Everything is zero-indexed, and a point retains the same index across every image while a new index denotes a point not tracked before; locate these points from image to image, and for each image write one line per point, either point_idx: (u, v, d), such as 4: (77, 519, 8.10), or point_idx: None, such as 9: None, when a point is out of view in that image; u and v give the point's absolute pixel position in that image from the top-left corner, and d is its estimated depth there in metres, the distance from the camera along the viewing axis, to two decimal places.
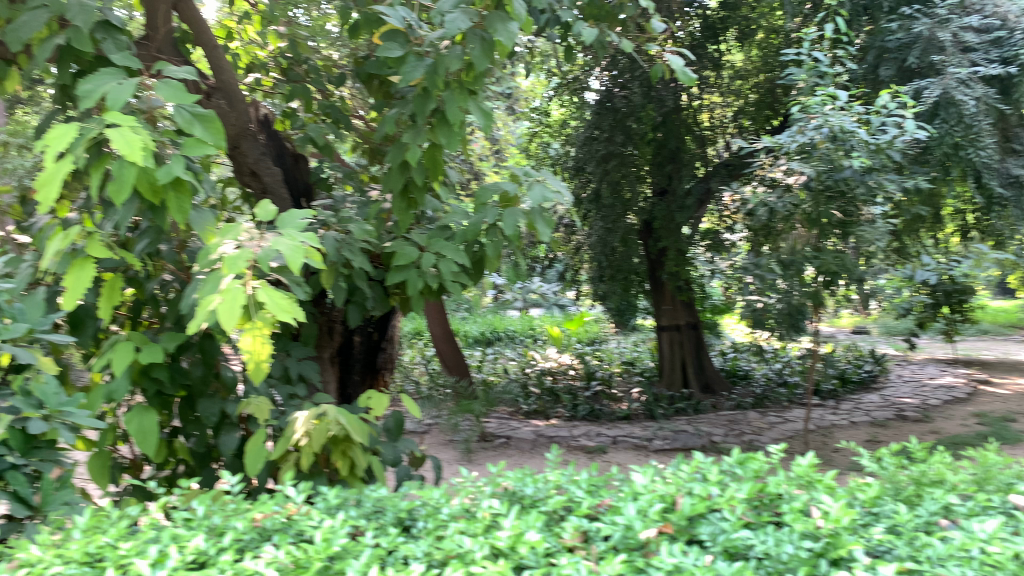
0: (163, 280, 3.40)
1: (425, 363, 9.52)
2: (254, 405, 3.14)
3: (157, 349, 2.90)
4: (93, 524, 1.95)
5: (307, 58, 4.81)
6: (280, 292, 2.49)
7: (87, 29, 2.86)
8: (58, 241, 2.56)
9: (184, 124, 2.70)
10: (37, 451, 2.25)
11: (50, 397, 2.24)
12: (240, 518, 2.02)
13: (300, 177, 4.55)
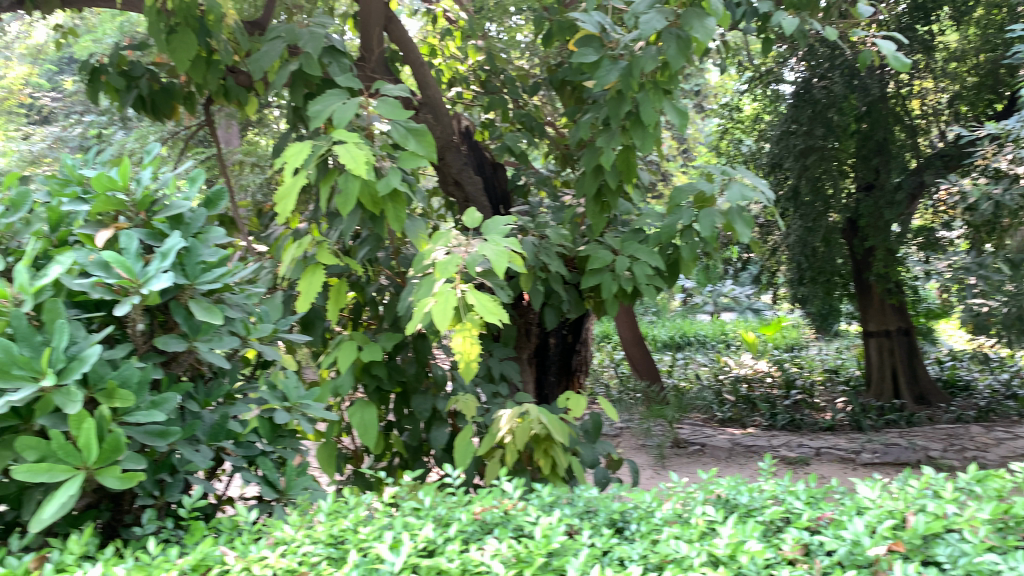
0: (380, 283, 3.64)
1: (615, 367, 9.51)
2: (461, 402, 3.27)
3: (377, 349, 3.10)
4: (335, 508, 2.11)
5: (504, 68, 4.96)
6: (487, 294, 2.54)
7: (316, 54, 3.12)
8: (294, 249, 2.80)
9: (400, 139, 2.87)
10: (282, 440, 2.47)
11: (291, 391, 2.44)
12: (463, 511, 2.11)
13: (498, 185, 4.70)
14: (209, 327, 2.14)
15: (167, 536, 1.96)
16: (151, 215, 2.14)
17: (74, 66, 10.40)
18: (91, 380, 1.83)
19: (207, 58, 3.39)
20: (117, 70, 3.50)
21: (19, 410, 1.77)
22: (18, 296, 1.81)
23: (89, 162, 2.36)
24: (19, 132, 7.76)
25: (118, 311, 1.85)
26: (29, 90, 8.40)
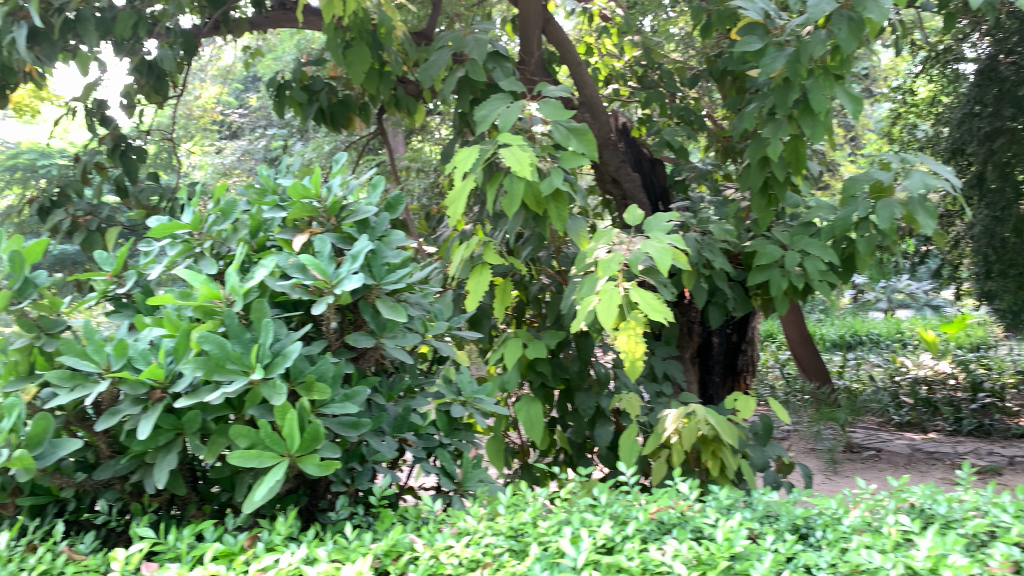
0: (542, 282, 3.67)
1: (779, 367, 9.14)
2: (625, 401, 3.24)
3: (541, 346, 3.14)
4: (514, 502, 2.16)
5: (661, 62, 4.86)
6: (651, 292, 2.50)
7: (481, 60, 3.20)
8: (462, 250, 2.87)
9: (562, 138, 2.88)
10: (458, 432, 2.54)
11: (465, 385, 2.50)
12: (639, 510, 2.10)
13: (657, 180, 4.62)
14: (394, 324, 2.24)
15: (359, 522, 2.07)
16: (341, 221, 2.27)
17: (258, 84, 11.27)
18: (293, 373, 1.96)
19: (380, 70, 3.54)
20: (300, 85, 3.75)
21: (231, 401, 1.88)
22: (229, 297, 1.95)
23: (282, 172, 2.53)
24: (212, 147, 8.51)
25: (314, 311, 1.97)
26: (221, 109, 9.20)
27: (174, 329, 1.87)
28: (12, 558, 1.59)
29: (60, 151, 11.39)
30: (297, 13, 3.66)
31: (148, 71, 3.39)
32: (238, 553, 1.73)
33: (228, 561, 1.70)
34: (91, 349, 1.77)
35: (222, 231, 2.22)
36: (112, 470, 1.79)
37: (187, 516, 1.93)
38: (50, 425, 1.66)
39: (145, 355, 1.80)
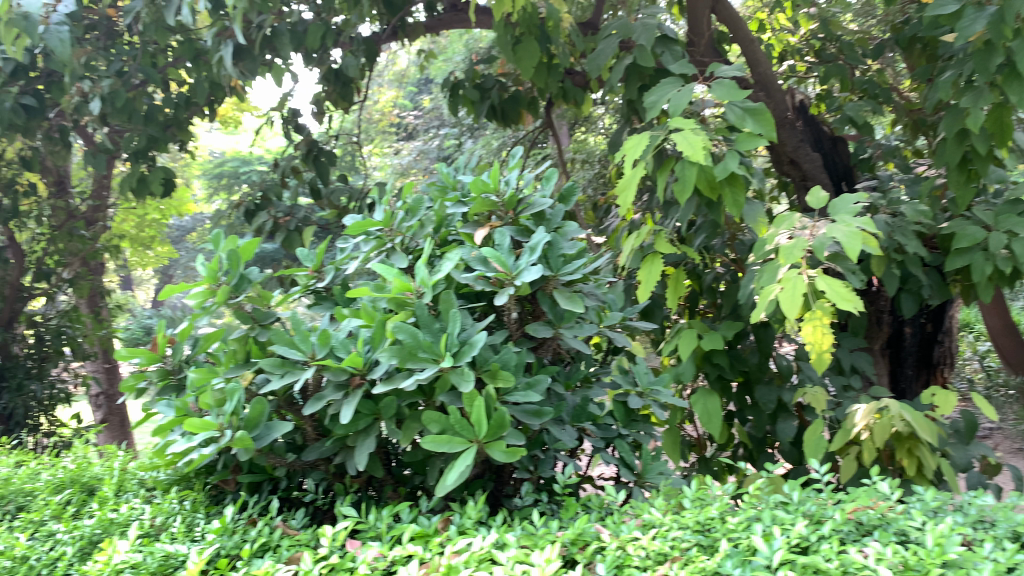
0: (717, 271, 3.55)
1: (979, 359, 8.37)
2: (810, 395, 3.08)
3: (717, 337, 3.03)
4: (699, 495, 2.10)
5: (841, 34, 4.55)
6: (840, 280, 2.34)
7: (650, 45, 3.11)
8: (634, 240, 2.81)
9: (737, 121, 2.73)
10: (636, 423, 2.51)
11: (642, 376, 2.46)
12: (835, 509, 1.97)
13: (840, 160, 4.34)
14: (572, 314, 2.24)
15: (544, 509, 2.10)
16: (518, 214, 2.30)
17: (430, 85, 11.68)
18: (478, 362, 2.00)
19: (548, 64, 3.55)
20: (472, 84, 3.87)
21: (422, 388, 1.95)
22: (419, 289, 2.02)
23: (460, 169, 2.59)
24: (391, 148, 8.97)
25: (496, 302, 2.00)
26: (397, 111, 9.65)
27: (370, 320, 1.97)
28: (236, 530, 1.72)
29: (260, 159, 12.47)
30: (468, 13, 3.77)
31: (335, 79, 3.61)
32: (433, 535, 1.78)
33: (424, 543, 1.77)
34: (298, 339, 1.90)
35: (409, 227, 2.31)
36: (319, 452, 1.90)
37: (385, 497, 2.02)
38: (266, 408, 1.78)
39: (344, 344, 1.90)
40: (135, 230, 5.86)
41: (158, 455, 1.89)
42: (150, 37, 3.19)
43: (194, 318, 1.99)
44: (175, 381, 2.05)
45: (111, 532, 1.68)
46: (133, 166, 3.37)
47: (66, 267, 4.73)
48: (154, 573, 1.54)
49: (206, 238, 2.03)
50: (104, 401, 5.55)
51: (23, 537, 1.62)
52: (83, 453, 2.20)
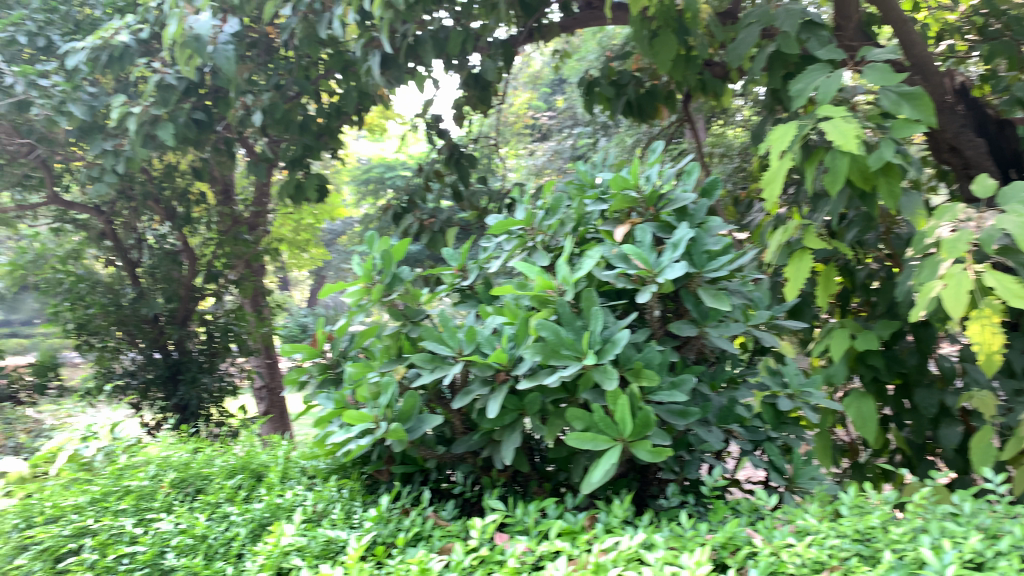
0: (871, 267, 3.35)
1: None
2: (978, 399, 2.85)
3: (873, 337, 2.87)
4: (858, 503, 1.98)
5: (1008, 7, 4.17)
6: (1012, 275, 2.14)
7: (794, 32, 2.97)
8: (779, 235, 2.69)
9: (892, 107, 2.57)
10: (786, 426, 2.41)
11: (792, 377, 2.35)
12: (1014, 523, 1.79)
13: (1006, 145, 3.85)
14: (717, 312, 2.15)
15: (691, 511, 2.04)
16: (659, 210, 2.25)
17: (564, 85, 11.67)
18: (621, 360, 1.97)
19: (686, 56, 3.46)
20: (609, 81, 3.84)
21: (566, 385, 1.95)
22: (561, 286, 1.99)
23: (599, 167, 2.57)
24: (527, 150, 9.08)
25: (638, 299, 1.95)
26: (532, 113, 9.74)
27: (514, 317, 1.98)
28: (390, 518, 1.79)
29: (404, 164, 12.98)
30: (604, 10, 3.75)
31: (475, 83, 3.70)
32: (579, 532, 1.78)
33: (571, 539, 1.77)
34: (447, 335, 1.93)
35: (550, 226, 2.31)
36: (468, 445, 1.95)
37: (530, 492, 2.04)
38: (417, 402, 1.85)
39: (490, 340, 1.93)
40: (292, 234, 6.22)
41: (319, 445, 1.99)
42: (303, 52, 3.38)
43: (350, 316, 2.09)
44: (333, 376, 2.17)
45: (279, 517, 1.79)
46: (291, 173, 3.60)
47: (233, 269, 5.05)
48: (318, 556, 1.63)
49: (362, 239, 2.12)
50: (266, 394, 5.81)
51: (203, 517, 1.75)
52: (251, 441, 2.36)
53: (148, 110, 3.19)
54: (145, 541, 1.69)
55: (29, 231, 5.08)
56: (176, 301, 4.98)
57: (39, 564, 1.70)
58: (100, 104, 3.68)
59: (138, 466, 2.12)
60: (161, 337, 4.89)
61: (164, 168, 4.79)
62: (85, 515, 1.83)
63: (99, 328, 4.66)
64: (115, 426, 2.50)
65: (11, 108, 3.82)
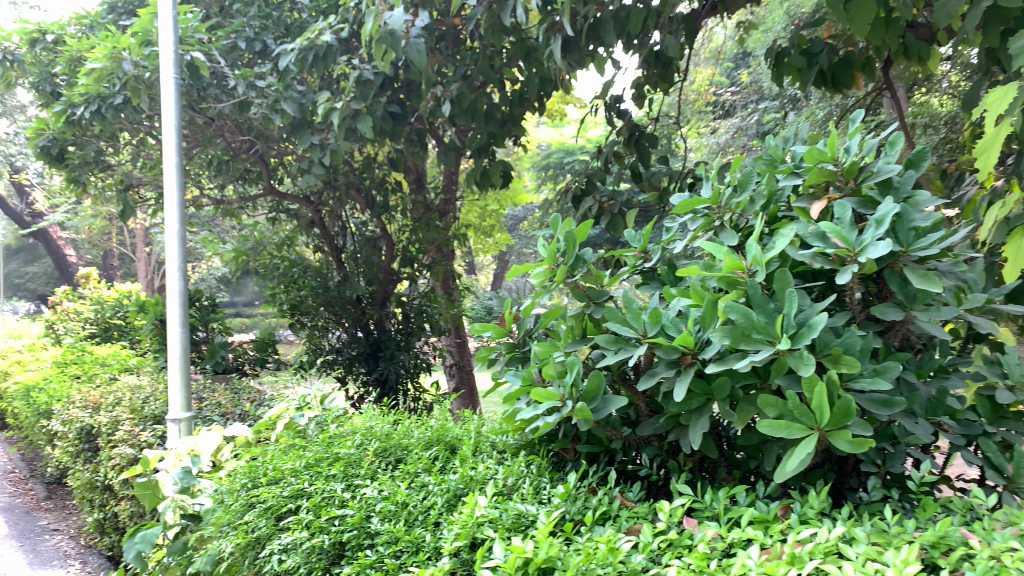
0: None
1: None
2: None
3: None
4: None
5: None
6: None
7: None
8: (996, 211, 2.42)
9: None
10: (1006, 422, 2.15)
11: (1014, 367, 2.12)
12: None
13: None
14: (928, 294, 1.98)
15: (896, 507, 1.89)
16: (860, 184, 2.08)
17: (749, 59, 11.22)
18: (817, 346, 1.85)
19: (886, 19, 3.16)
20: (799, 51, 3.63)
21: (757, 369, 1.85)
22: (751, 267, 1.90)
23: (790, 141, 2.43)
24: (708, 128, 8.83)
25: (838, 281, 1.83)
26: (714, 90, 9.47)
27: (700, 299, 1.90)
28: (578, 496, 1.81)
29: (584, 149, 13.10)
30: None
31: (656, 61, 3.62)
32: (773, 521, 1.71)
33: (764, 528, 1.70)
34: (630, 317, 1.91)
35: (739, 203, 2.21)
36: (653, 427, 1.92)
37: (718, 478, 1.99)
38: (602, 381, 1.84)
39: (676, 322, 1.88)
40: (478, 219, 6.44)
41: (508, 420, 2.07)
42: (488, 41, 3.47)
43: (537, 296, 2.12)
44: (521, 354, 2.21)
45: (472, 488, 1.87)
46: (477, 161, 3.71)
47: (425, 253, 5.24)
48: (509, 529, 1.68)
49: (547, 221, 2.14)
50: (456, 371, 6.19)
51: (403, 486, 1.86)
52: (445, 416, 2.48)
53: (349, 105, 3.38)
54: (353, 505, 1.83)
55: (251, 219, 5.83)
56: (377, 283, 5.28)
57: (263, 521, 1.91)
58: (307, 102, 3.94)
59: (346, 435, 2.29)
60: (363, 317, 5.25)
61: (363, 160, 5.11)
62: (301, 478, 2.01)
63: (309, 309, 5.12)
64: (325, 397, 2.73)
65: (233, 109, 4.23)
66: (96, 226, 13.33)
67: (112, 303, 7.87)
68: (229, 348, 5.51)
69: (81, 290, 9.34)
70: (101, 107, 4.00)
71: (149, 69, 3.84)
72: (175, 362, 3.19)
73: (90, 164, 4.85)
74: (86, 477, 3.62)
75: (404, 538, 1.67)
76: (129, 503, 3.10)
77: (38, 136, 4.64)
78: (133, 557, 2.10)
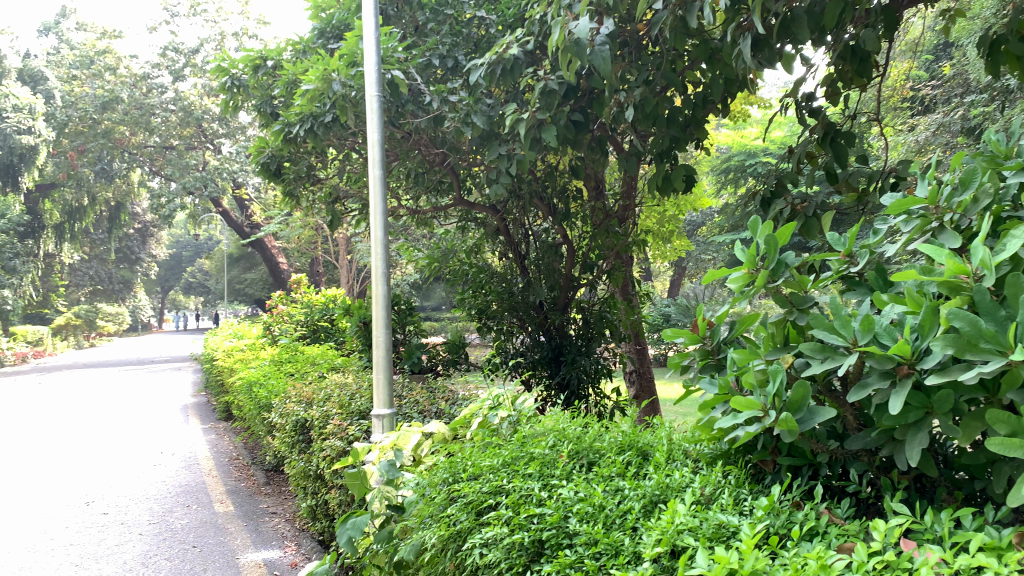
0: None
1: None
2: None
3: None
4: None
5: None
6: None
7: None
8: None
9: None
10: None
11: None
12: None
13: None
14: None
15: None
16: None
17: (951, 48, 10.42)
18: None
19: None
20: (1019, 36, 3.31)
21: (986, 383, 1.68)
22: (978, 272, 1.73)
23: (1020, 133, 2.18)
24: (905, 125, 8.29)
25: None
26: (912, 84, 8.88)
27: (918, 306, 1.76)
28: (782, 510, 1.75)
29: (765, 150, 12.71)
30: None
31: (852, 56, 3.47)
32: (1007, 549, 1.53)
33: (996, 555, 1.53)
34: (839, 324, 1.81)
35: (961, 202, 2.01)
36: (863, 442, 1.80)
37: (938, 499, 1.83)
38: (808, 391, 1.76)
39: (890, 331, 1.76)
40: (657, 225, 6.39)
41: (703, 429, 2.04)
42: (672, 45, 3.44)
43: (734, 303, 2.03)
44: (715, 361, 2.15)
45: (668, 495, 1.85)
46: (659, 165, 3.68)
47: (605, 259, 5.29)
48: (710, 539, 1.64)
49: (745, 224, 2.06)
50: (637, 378, 6.22)
51: (599, 488, 1.89)
52: (634, 420, 2.49)
53: (535, 115, 3.46)
54: (550, 505, 1.87)
55: (442, 229, 6.16)
56: (558, 289, 5.34)
57: (465, 515, 2.00)
58: (495, 114, 4.09)
59: (539, 435, 2.36)
60: (546, 321, 5.34)
61: (546, 168, 5.22)
62: (499, 475, 2.09)
63: (495, 312, 5.34)
64: (516, 396, 2.81)
65: (428, 123, 4.46)
66: (304, 235, 14.61)
67: (319, 306, 8.56)
68: (424, 350, 5.80)
69: (293, 293, 10.26)
70: (314, 125, 4.36)
71: (355, 88, 4.13)
72: (380, 361, 3.41)
73: (303, 178, 5.29)
74: (300, 465, 3.95)
75: (603, 540, 1.68)
76: (338, 493, 3.33)
77: (259, 154, 5.14)
78: (345, 541, 2.26)
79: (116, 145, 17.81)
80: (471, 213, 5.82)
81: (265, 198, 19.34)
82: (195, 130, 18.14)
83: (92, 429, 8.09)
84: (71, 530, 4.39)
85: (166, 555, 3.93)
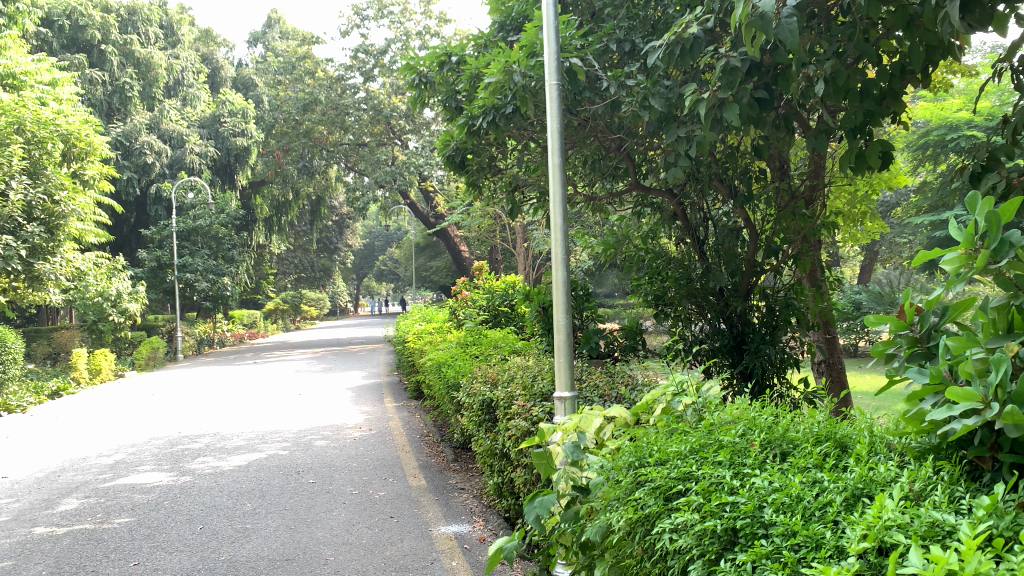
0: None
1: None
2: None
3: None
4: None
5: None
6: None
7: None
8: None
9: None
10: None
11: None
12: None
13: None
14: None
15: None
16: None
17: None
18: None
19: None
20: None
21: None
22: None
23: None
24: None
25: None
26: None
27: None
28: (1006, 511, 1.59)
29: (974, 121, 11.64)
30: None
31: None
32: None
33: None
34: None
35: None
36: None
37: None
38: None
39: None
40: (848, 207, 6.04)
41: (910, 422, 1.90)
42: (865, 13, 3.23)
43: (949, 286, 1.88)
44: (924, 350, 2.00)
45: (873, 490, 1.75)
46: (851, 142, 3.47)
47: (791, 243, 5.05)
48: (923, 538, 1.53)
49: (962, 201, 1.89)
50: (826, 368, 5.93)
51: (796, 479, 1.81)
52: (829, 411, 2.37)
53: (716, 94, 3.38)
54: (744, 494, 1.83)
55: (617, 214, 6.17)
56: (739, 275, 5.16)
57: (653, 499, 2.00)
58: (675, 96, 4.02)
59: (728, 423, 2.31)
60: (726, 309, 5.19)
61: (727, 149, 5.08)
62: (688, 462, 2.07)
63: (672, 299, 5.21)
64: (702, 383, 2.75)
65: (605, 109, 4.49)
66: (486, 224, 15.12)
67: (499, 291, 8.86)
68: (602, 335, 5.84)
69: (476, 279, 10.65)
70: (496, 117, 4.50)
71: (535, 78, 4.22)
72: (560, 345, 3.47)
73: (485, 169, 5.47)
74: (486, 444, 4.13)
75: (802, 532, 1.62)
76: (523, 471, 3.45)
77: (445, 147, 5.37)
78: (533, 519, 2.30)
79: (315, 144, 19.27)
80: (647, 198, 5.79)
81: (447, 189, 20.19)
82: (384, 126, 19.25)
83: (295, 405, 8.83)
84: (284, 496, 4.82)
85: (367, 523, 4.22)
